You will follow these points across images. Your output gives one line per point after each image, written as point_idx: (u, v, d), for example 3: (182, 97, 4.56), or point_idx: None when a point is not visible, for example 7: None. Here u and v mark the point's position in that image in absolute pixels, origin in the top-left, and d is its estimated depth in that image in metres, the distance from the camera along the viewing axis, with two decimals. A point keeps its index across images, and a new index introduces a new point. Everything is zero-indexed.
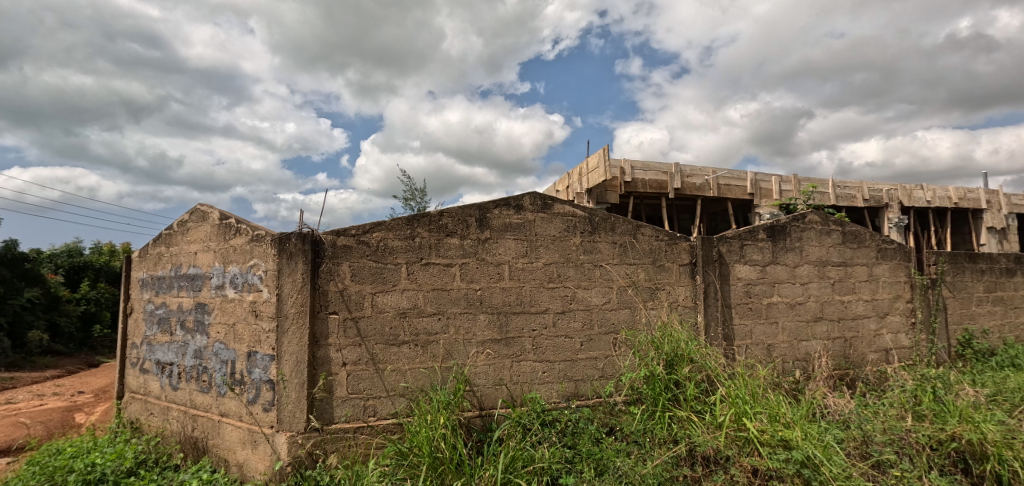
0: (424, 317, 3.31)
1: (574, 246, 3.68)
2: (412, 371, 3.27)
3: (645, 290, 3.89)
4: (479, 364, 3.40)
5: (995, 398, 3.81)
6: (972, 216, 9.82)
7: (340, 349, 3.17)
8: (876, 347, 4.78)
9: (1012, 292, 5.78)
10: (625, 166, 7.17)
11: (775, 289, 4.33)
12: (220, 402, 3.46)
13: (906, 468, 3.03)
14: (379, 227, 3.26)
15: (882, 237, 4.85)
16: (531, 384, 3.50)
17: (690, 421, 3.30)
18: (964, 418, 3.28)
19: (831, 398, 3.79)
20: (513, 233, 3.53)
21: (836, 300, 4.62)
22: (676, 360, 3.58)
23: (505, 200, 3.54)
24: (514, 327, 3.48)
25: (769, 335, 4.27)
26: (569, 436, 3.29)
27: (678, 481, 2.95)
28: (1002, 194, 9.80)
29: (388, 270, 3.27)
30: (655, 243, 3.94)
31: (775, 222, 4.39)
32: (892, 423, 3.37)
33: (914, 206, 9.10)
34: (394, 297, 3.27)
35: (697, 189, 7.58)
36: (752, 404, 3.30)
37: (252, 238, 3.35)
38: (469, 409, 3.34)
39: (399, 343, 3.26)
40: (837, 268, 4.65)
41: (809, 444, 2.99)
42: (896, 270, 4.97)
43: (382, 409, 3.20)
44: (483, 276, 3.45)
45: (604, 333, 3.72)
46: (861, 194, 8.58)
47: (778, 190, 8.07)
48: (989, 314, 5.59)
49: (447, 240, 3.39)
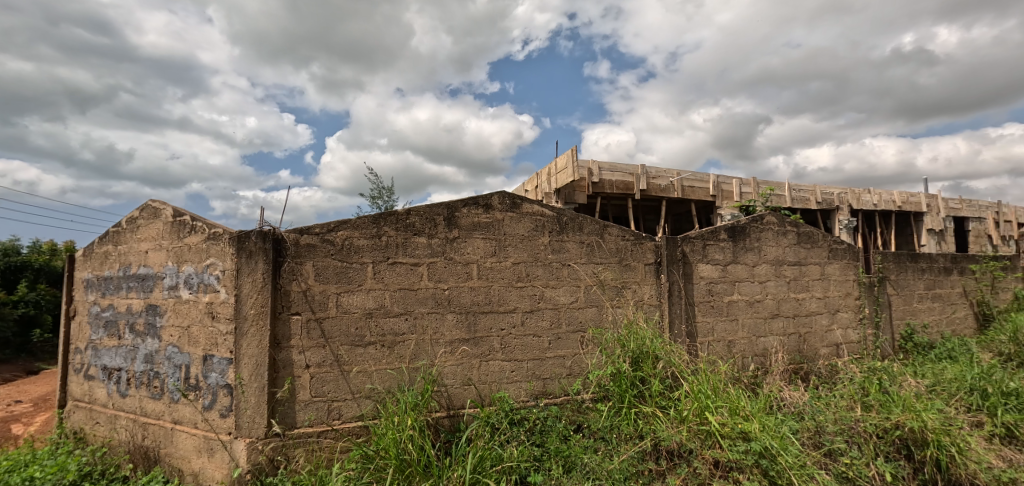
0: (391, 317, 3.25)
1: (543, 246, 3.69)
2: (379, 373, 3.21)
3: (611, 289, 3.94)
4: (448, 364, 3.36)
5: (934, 388, 4.04)
6: (914, 218, 10.43)
7: (303, 351, 3.08)
8: (827, 342, 5.01)
9: (949, 289, 6.16)
10: (592, 167, 7.25)
11: (735, 288, 4.47)
12: (173, 409, 3.29)
13: (855, 456, 3.19)
14: (344, 226, 3.18)
15: (834, 238, 5.08)
16: (499, 384, 3.48)
17: (655, 416, 3.37)
18: (907, 408, 3.46)
19: (787, 391, 3.94)
20: (482, 232, 3.51)
21: (791, 297, 4.81)
22: (642, 357, 3.64)
23: (473, 199, 3.51)
24: (482, 327, 3.46)
25: (729, 331, 4.40)
26: (538, 434, 3.30)
27: (644, 476, 3.01)
28: (940, 198, 10.44)
29: (353, 269, 3.19)
30: (621, 243, 4.00)
31: (736, 222, 4.52)
32: (843, 414, 3.54)
33: (862, 208, 9.58)
34: (360, 297, 3.20)
35: (661, 190, 7.75)
36: (714, 398, 3.40)
37: (209, 237, 3.20)
38: (437, 409, 3.30)
39: (365, 344, 3.19)
40: (792, 267, 4.84)
41: (766, 436, 3.11)
42: (846, 269, 5.22)
43: (348, 412, 3.13)
44: (451, 276, 3.42)
45: (572, 331, 3.75)
46: (814, 197, 8.97)
47: (738, 192, 8.34)
48: (929, 310, 5.94)
49: (414, 239, 3.34)
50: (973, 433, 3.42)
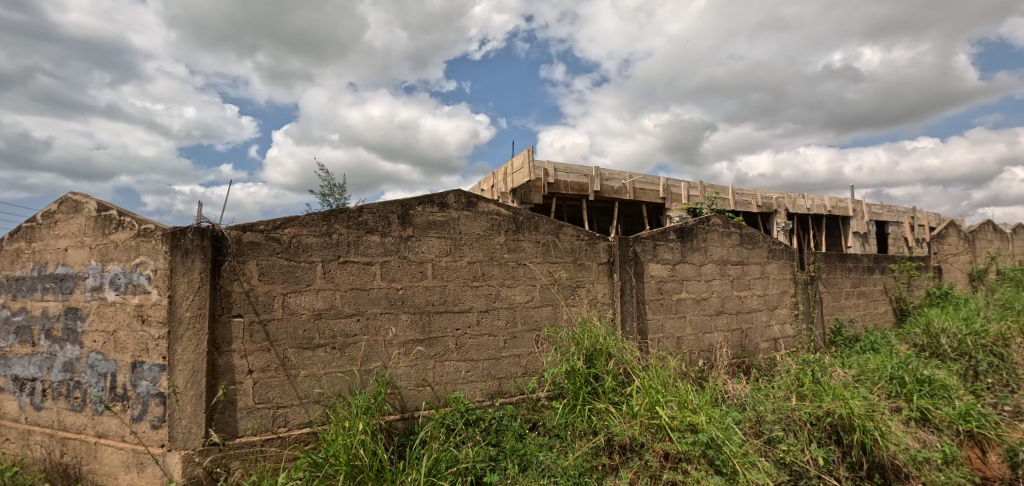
0: (342, 318, 3.13)
1: (498, 245, 3.66)
2: (328, 376, 3.08)
3: (566, 288, 3.97)
4: (402, 365, 3.27)
5: (860, 377, 4.32)
6: (842, 222, 11.20)
7: (245, 356, 2.90)
8: (767, 336, 5.27)
9: (872, 287, 6.64)
10: (548, 168, 7.30)
11: (683, 286, 4.61)
12: (96, 421, 3.02)
13: (792, 443, 3.35)
14: (292, 222, 3.03)
15: (772, 239, 5.35)
16: (454, 384, 3.43)
17: (608, 412, 3.42)
18: (837, 396, 3.68)
19: (730, 384, 4.11)
20: (437, 230, 3.44)
21: (734, 295, 5.02)
22: (595, 354, 3.68)
23: (428, 197, 3.43)
24: (437, 327, 3.39)
25: (678, 328, 4.54)
26: (493, 433, 3.26)
27: (597, 471, 3.05)
28: (865, 203, 11.26)
29: (302, 268, 3.04)
30: (576, 243, 4.04)
31: (684, 223, 4.67)
32: (781, 404, 3.72)
33: (797, 212, 10.18)
34: (308, 298, 3.05)
35: (614, 191, 7.91)
36: (664, 393, 3.50)
37: (139, 233, 2.96)
38: (390, 412, 3.20)
39: (314, 347, 3.05)
40: (736, 266, 5.06)
41: (712, 427, 3.23)
42: (784, 268, 5.51)
43: (295, 418, 2.98)
44: (405, 275, 3.32)
45: (528, 330, 3.74)
46: (755, 200, 9.44)
47: (685, 195, 8.66)
48: (855, 306, 6.38)
49: (367, 237, 3.22)
50: (893, 418, 3.69)
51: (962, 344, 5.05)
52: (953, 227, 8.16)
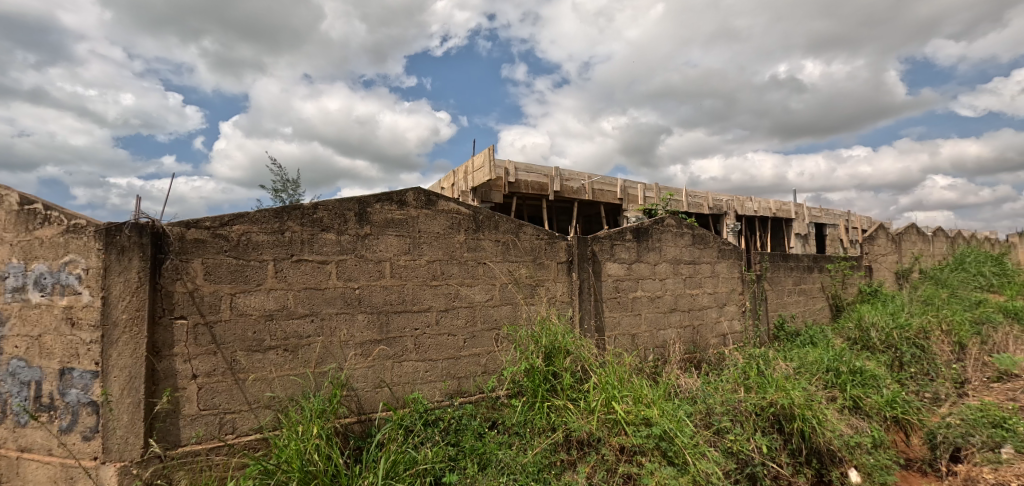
0: (295, 319, 3.01)
1: (458, 244, 3.62)
2: (280, 380, 2.96)
3: (526, 287, 3.98)
4: (359, 367, 3.18)
5: (800, 369, 4.56)
6: (785, 224, 11.82)
7: (189, 360, 2.74)
8: (716, 332, 5.48)
9: (811, 284, 7.03)
10: (509, 167, 7.30)
11: (639, 285, 4.72)
12: (18, 434, 2.77)
13: (738, 432, 3.49)
14: (241, 219, 2.89)
15: (722, 240, 5.56)
16: (413, 384, 3.37)
17: (566, 408, 3.46)
18: (779, 387, 3.87)
19: (683, 378, 4.24)
20: (396, 229, 3.36)
21: (687, 293, 5.18)
22: (554, 352, 3.71)
23: (386, 194, 3.36)
24: (395, 327, 3.32)
25: (634, 325, 4.65)
26: (452, 433, 3.22)
27: (556, 466, 3.07)
28: (806, 206, 11.91)
29: (251, 267, 2.90)
30: (536, 242, 4.05)
31: (640, 224, 4.78)
32: (728, 396, 3.86)
33: (745, 214, 10.65)
34: (259, 298, 2.92)
35: (574, 192, 8.01)
36: (619, 388, 3.58)
37: (68, 229, 2.73)
38: (346, 415, 3.11)
39: (264, 349, 2.92)
40: (688, 265, 5.23)
41: (665, 420, 3.33)
42: (732, 268, 5.74)
43: (243, 424, 2.84)
44: (362, 274, 3.23)
45: (487, 329, 3.72)
46: (706, 202, 9.80)
47: (641, 196, 8.88)
48: (796, 303, 6.73)
49: (322, 235, 3.11)
50: (830, 406, 3.91)
51: (889, 336, 5.42)
52: (883, 230, 8.76)
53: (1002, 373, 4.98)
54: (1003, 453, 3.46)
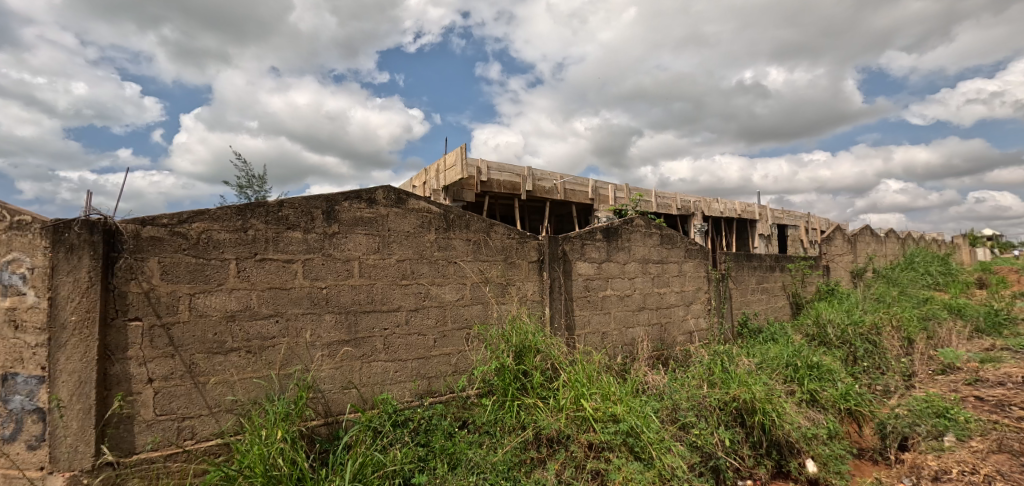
0: (259, 319, 2.92)
1: (429, 243, 3.59)
2: (243, 382, 2.86)
3: (497, 286, 3.98)
4: (325, 368, 3.12)
5: (762, 365, 4.70)
6: (749, 225, 12.19)
7: (144, 363, 2.63)
8: (683, 330, 5.61)
9: (773, 283, 7.27)
10: (481, 166, 7.28)
11: (608, 284, 4.78)
12: None
13: (703, 427, 3.58)
14: (201, 216, 2.78)
15: (689, 240, 5.69)
16: (382, 385, 3.32)
17: (537, 407, 3.47)
18: (741, 383, 3.99)
19: (650, 375, 4.31)
20: (364, 227, 3.30)
21: (655, 292, 5.28)
22: (524, 351, 3.72)
23: (355, 192, 3.29)
24: (364, 327, 3.27)
25: (603, 324, 4.71)
26: (422, 434, 3.19)
27: (526, 465, 3.08)
28: (769, 207, 12.31)
29: (212, 267, 2.80)
30: (507, 241, 4.05)
31: (610, 224, 4.84)
32: (694, 391, 3.95)
33: (711, 215, 10.93)
34: (220, 298, 2.82)
35: (546, 191, 8.05)
36: (588, 385, 3.62)
37: (10, 225, 2.53)
38: (312, 418, 3.04)
39: (226, 351, 2.82)
40: (656, 265, 5.32)
41: (632, 416, 3.39)
42: (699, 267, 5.88)
43: (203, 430, 2.75)
44: (329, 274, 3.17)
45: (458, 328, 3.70)
46: (675, 203, 10.01)
47: (611, 197, 9.00)
48: (759, 301, 6.95)
49: (287, 233, 3.03)
50: (789, 399, 4.04)
51: (844, 332, 5.65)
52: (839, 231, 9.14)
53: (946, 366, 5.26)
54: (946, 441, 3.66)
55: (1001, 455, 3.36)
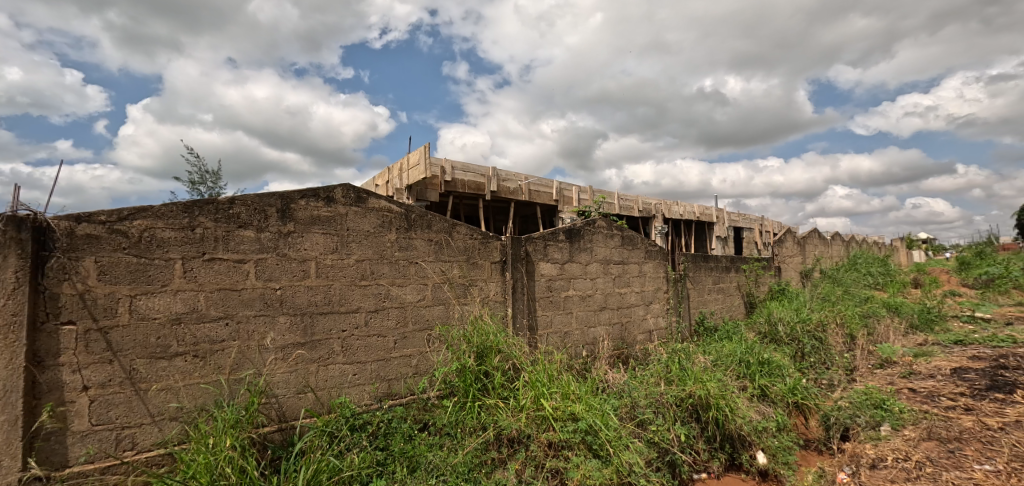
0: (207, 322, 2.79)
1: (389, 243, 3.52)
2: (189, 388, 2.73)
3: (458, 286, 3.95)
4: (279, 372, 3.01)
5: (717, 362, 4.85)
6: (707, 227, 12.58)
7: (78, 370, 2.47)
8: (643, 329, 5.72)
9: (728, 283, 7.52)
10: (445, 165, 7.21)
11: (570, 284, 4.82)
12: None
13: (660, 423, 3.66)
14: (144, 213, 2.64)
15: (649, 241, 5.82)
16: (339, 389, 3.23)
17: (497, 407, 3.46)
18: (697, 380, 4.10)
19: (610, 373, 4.38)
20: (322, 226, 3.21)
21: (616, 292, 5.37)
22: (485, 351, 3.70)
23: (312, 190, 3.19)
24: (321, 329, 3.17)
25: (565, 324, 4.75)
26: (381, 437, 3.12)
27: (486, 465, 3.07)
28: (726, 210, 12.75)
29: (155, 267, 2.66)
30: (469, 242, 4.03)
31: (572, 225, 4.88)
32: (652, 388, 4.03)
33: (671, 217, 11.22)
34: (164, 300, 2.68)
35: (510, 192, 8.06)
36: (548, 385, 3.65)
37: None
38: (265, 424, 2.92)
39: (170, 355, 2.68)
40: (618, 265, 5.42)
41: (591, 415, 3.43)
42: (659, 267, 6.02)
43: (144, 439, 2.60)
44: (284, 274, 3.06)
45: (419, 329, 3.64)
46: (636, 205, 10.22)
47: (574, 198, 9.11)
48: (715, 300, 7.18)
49: (238, 232, 2.91)
50: (741, 395, 4.18)
51: (793, 330, 5.90)
52: (790, 233, 9.57)
53: (884, 361, 5.58)
54: (883, 431, 3.89)
55: (930, 442, 3.58)
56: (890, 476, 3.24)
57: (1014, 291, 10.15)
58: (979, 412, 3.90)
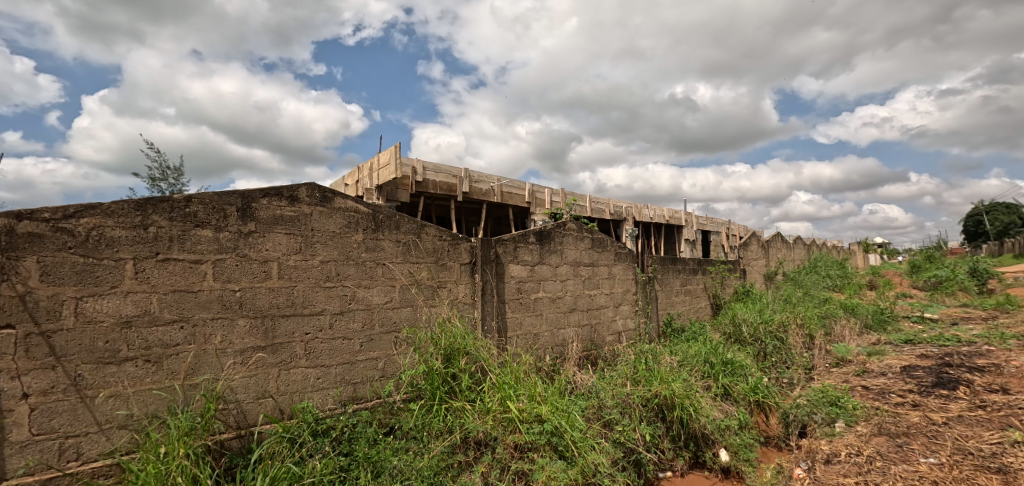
0: (160, 326, 2.68)
1: (355, 244, 3.45)
2: (140, 395, 2.61)
3: (427, 288, 3.91)
4: (238, 377, 2.91)
5: (683, 362, 4.93)
6: (676, 230, 12.85)
7: (18, 377, 2.33)
8: (612, 330, 5.79)
9: (695, 285, 7.68)
10: (416, 166, 7.15)
11: (540, 286, 4.83)
12: None
13: (626, 423, 3.70)
14: (92, 211, 2.52)
15: (619, 244, 5.89)
16: (302, 393, 3.15)
17: (464, 409, 3.43)
18: (662, 380, 4.16)
19: (578, 375, 4.40)
20: (285, 226, 3.13)
21: (585, 294, 5.41)
22: (453, 354, 3.67)
23: (275, 189, 3.11)
24: (283, 332, 3.09)
25: (535, 325, 4.76)
26: (345, 442, 3.05)
27: (452, 469, 3.04)
28: (694, 214, 13.03)
29: (104, 267, 2.54)
30: (438, 243, 3.99)
31: (543, 227, 4.90)
32: (619, 389, 4.07)
33: (642, 220, 11.40)
34: (114, 302, 2.56)
35: (482, 193, 8.04)
36: (515, 387, 3.64)
37: None
38: (222, 431, 2.82)
39: (120, 361, 2.56)
40: (587, 267, 5.46)
41: (557, 416, 3.44)
42: (628, 270, 6.10)
43: (91, 449, 2.47)
44: (244, 276, 2.96)
45: (386, 332, 3.58)
46: (607, 208, 10.35)
47: (546, 201, 9.15)
48: (683, 302, 7.33)
49: (196, 231, 2.81)
50: (705, 394, 4.27)
51: (756, 331, 6.06)
52: (754, 237, 9.84)
53: (839, 359, 5.80)
54: (837, 427, 4.03)
55: (881, 437, 3.73)
56: (843, 470, 3.36)
57: (959, 293, 10.73)
58: (925, 408, 4.09)
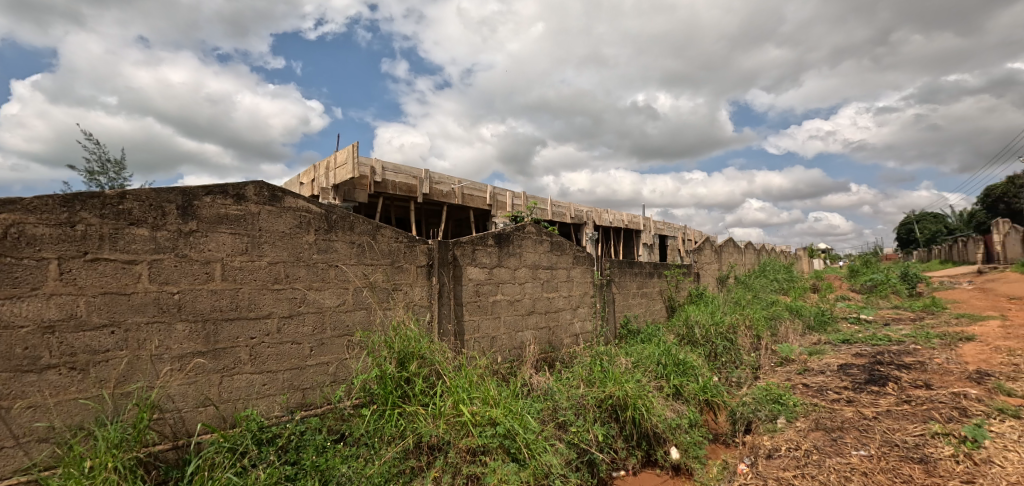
0: (88, 331, 2.51)
1: (306, 244, 3.34)
2: (64, 405, 2.44)
3: (381, 291, 3.83)
4: (174, 384, 2.75)
5: (637, 363, 5.03)
6: (635, 234, 13.14)
7: None
8: (570, 332, 5.85)
9: (651, 287, 7.86)
10: (375, 166, 7.02)
11: (499, 288, 4.83)
12: None
13: (580, 424, 3.74)
14: (12, 207, 2.34)
15: (577, 247, 5.96)
16: (246, 401, 3.02)
17: (418, 414, 3.37)
18: (616, 381, 4.24)
19: (535, 377, 4.41)
20: (229, 225, 2.99)
21: (544, 297, 5.44)
22: (406, 357, 3.60)
23: (220, 187, 2.97)
24: (226, 336, 2.95)
25: (493, 328, 4.75)
26: (292, 451, 2.94)
27: (404, 475, 2.99)
28: (652, 219, 13.38)
29: (24, 268, 2.36)
30: (394, 245, 3.93)
31: (502, 230, 4.90)
32: (573, 391, 4.11)
33: (601, 224, 11.60)
34: (34, 306, 2.38)
35: (442, 195, 7.98)
36: (469, 391, 3.61)
37: None
38: (156, 442, 2.67)
39: (41, 368, 2.38)
40: (546, 270, 5.50)
41: (510, 419, 3.44)
42: (586, 273, 6.18)
43: (5, 465, 2.28)
44: (183, 277, 2.81)
45: (337, 335, 3.48)
46: (567, 212, 10.46)
47: (507, 204, 9.17)
48: (639, 304, 7.49)
49: (130, 230, 2.65)
50: (657, 394, 4.38)
51: (708, 332, 6.26)
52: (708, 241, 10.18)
53: (784, 359, 6.06)
54: (779, 423, 4.22)
55: (818, 432, 3.92)
56: (783, 464, 3.51)
57: (892, 295, 11.46)
58: (858, 403, 4.34)
